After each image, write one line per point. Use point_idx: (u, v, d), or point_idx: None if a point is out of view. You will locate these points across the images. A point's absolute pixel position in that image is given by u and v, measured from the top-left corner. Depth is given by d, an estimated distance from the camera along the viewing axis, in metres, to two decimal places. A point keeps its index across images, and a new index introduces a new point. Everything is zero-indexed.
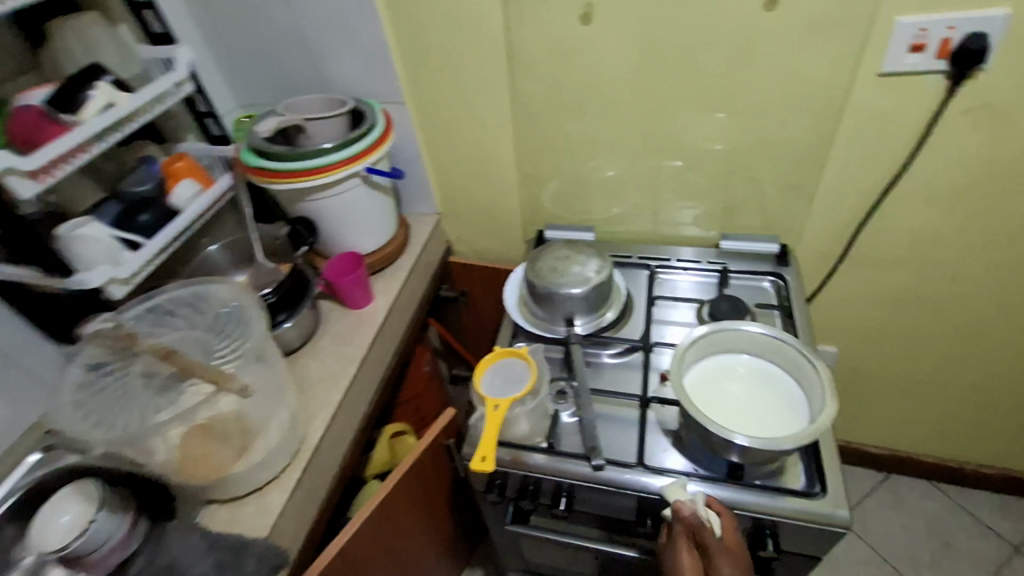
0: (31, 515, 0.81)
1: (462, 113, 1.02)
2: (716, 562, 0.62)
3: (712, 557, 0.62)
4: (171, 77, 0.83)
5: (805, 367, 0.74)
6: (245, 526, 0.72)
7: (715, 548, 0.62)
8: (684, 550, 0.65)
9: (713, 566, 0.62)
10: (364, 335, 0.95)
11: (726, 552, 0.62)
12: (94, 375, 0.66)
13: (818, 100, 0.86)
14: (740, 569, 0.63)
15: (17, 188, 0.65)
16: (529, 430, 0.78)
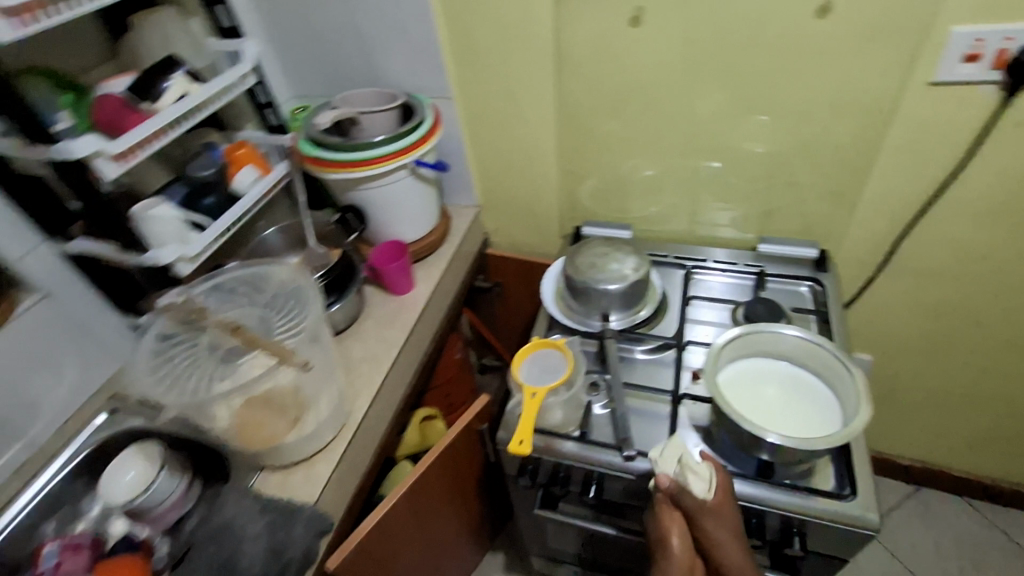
0: (98, 469, 0.89)
1: (507, 110, 1.05)
2: (702, 521, 0.65)
3: (698, 517, 0.65)
4: (238, 68, 0.87)
5: (841, 373, 0.75)
6: (294, 493, 0.77)
7: (699, 512, 0.65)
8: (670, 517, 0.68)
9: (701, 527, 0.65)
10: (406, 320, 0.99)
11: (712, 513, 0.65)
12: (166, 345, 0.72)
13: (866, 107, 0.86)
14: (728, 528, 0.65)
15: (103, 170, 0.72)
16: (563, 419, 0.81)
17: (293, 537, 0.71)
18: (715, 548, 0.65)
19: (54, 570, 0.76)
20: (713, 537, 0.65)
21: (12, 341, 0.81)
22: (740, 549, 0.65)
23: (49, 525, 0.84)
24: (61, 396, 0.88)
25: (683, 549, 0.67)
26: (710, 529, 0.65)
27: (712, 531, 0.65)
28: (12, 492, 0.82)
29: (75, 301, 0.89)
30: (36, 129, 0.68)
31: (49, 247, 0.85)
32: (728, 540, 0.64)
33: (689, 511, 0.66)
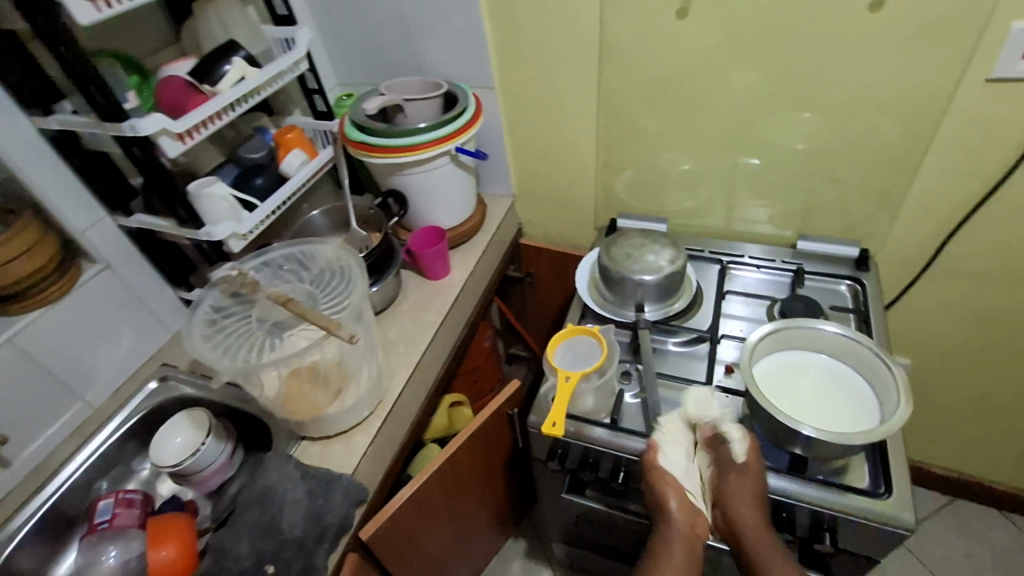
0: (148, 432, 0.94)
1: (548, 100, 1.06)
2: (726, 478, 0.69)
3: (724, 473, 0.70)
4: (292, 55, 0.90)
5: (881, 370, 0.74)
6: (333, 462, 0.80)
7: (726, 464, 0.70)
8: (665, 483, 0.72)
9: (724, 483, 0.69)
10: (442, 304, 1.02)
11: (736, 470, 0.69)
12: (218, 315, 0.77)
13: (915, 104, 0.85)
14: (752, 486, 0.68)
15: (166, 147, 0.75)
16: (594, 405, 0.82)
17: (332, 504, 0.75)
18: (733, 501, 0.68)
19: (109, 524, 0.81)
20: (733, 490, 0.69)
21: (74, 309, 0.87)
22: (757, 510, 0.68)
23: (103, 483, 0.89)
24: (115, 363, 0.94)
25: (681, 512, 0.71)
26: (732, 482, 0.69)
27: (734, 484, 0.69)
28: (71, 450, 0.87)
29: (133, 274, 0.94)
30: (107, 108, 0.71)
31: (112, 222, 0.89)
32: (747, 495, 0.68)
33: (720, 462, 0.71)
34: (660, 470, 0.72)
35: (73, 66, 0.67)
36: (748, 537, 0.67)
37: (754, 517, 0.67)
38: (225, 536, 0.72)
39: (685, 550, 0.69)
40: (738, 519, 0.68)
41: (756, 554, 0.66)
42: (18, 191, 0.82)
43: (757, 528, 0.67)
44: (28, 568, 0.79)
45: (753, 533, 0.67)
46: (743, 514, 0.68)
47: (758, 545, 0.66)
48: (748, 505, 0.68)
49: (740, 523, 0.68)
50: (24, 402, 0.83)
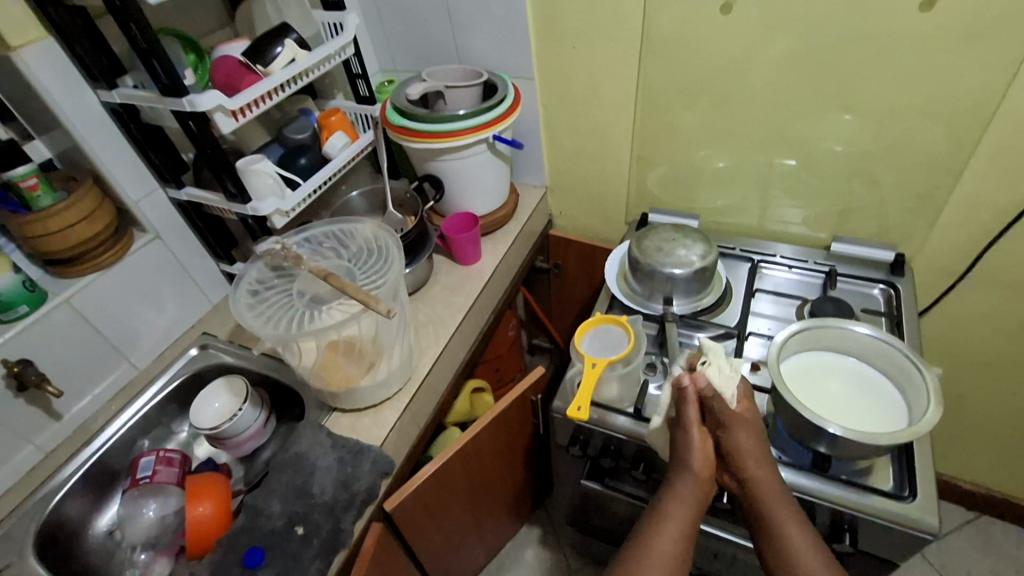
0: (188, 396, 0.98)
1: (585, 92, 1.06)
2: (730, 428, 0.66)
3: (727, 424, 0.66)
4: (340, 40, 0.92)
5: (911, 373, 0.73)
6: (362, 434, 0.83)
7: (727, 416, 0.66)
8: (695, 430, 0.67)
9: (730, 436, 0.66)
10: (471, 288, 1.04)
11: (738, 421, 0.66)
12: (262, 288, 0.81)
13: (961, 108, 0.83)
14: (752, 432, 0.66)
15: (220, 123, 0.79)
16: (619, 394, 0.84)
17: (360, 473, 0.78)
18: (742, 456, 0.65)
19: (150, 479, 0.84)
20: (739, 444, 0.66)
21: (124, 275, 0.91)
22: (767, 465, 0.65)
23: (145, 441, 0.93)
24: (159, 328, 0.99)
25: (701, 464, 0.66)
26: (737, 435, 0.66)
27: (738, 437, 0.66)
28: (116, 410, 0.92)
29: (179, 244, 0.99)
30: (169, 84, 0.75)
31: (164, 194, 0.94)
32: (752, 449, 0.65)
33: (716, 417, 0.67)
34: (691, 420, 0.67)
35: (141, 44, 0.71)
36: (761, 491, 0.64)
37: (764, 475, 0.64)
38: (258, 496, 0.75)
39: (690, 512, 0.63)
40: (749, 475, 0.65)
41: (771, 513, 0.62)
42: (80, 161, 0.86)
43: (769, 486, 0.64)
44: (74, 516, 0.84)
45: (768, 488, 0.64)
46: (752, 470, 0.65)
47: (773, 502, 0.63)
48: (755, 459, 0.65)
49: (754, 478, 0.64)
50: (76, 360, 0.88)
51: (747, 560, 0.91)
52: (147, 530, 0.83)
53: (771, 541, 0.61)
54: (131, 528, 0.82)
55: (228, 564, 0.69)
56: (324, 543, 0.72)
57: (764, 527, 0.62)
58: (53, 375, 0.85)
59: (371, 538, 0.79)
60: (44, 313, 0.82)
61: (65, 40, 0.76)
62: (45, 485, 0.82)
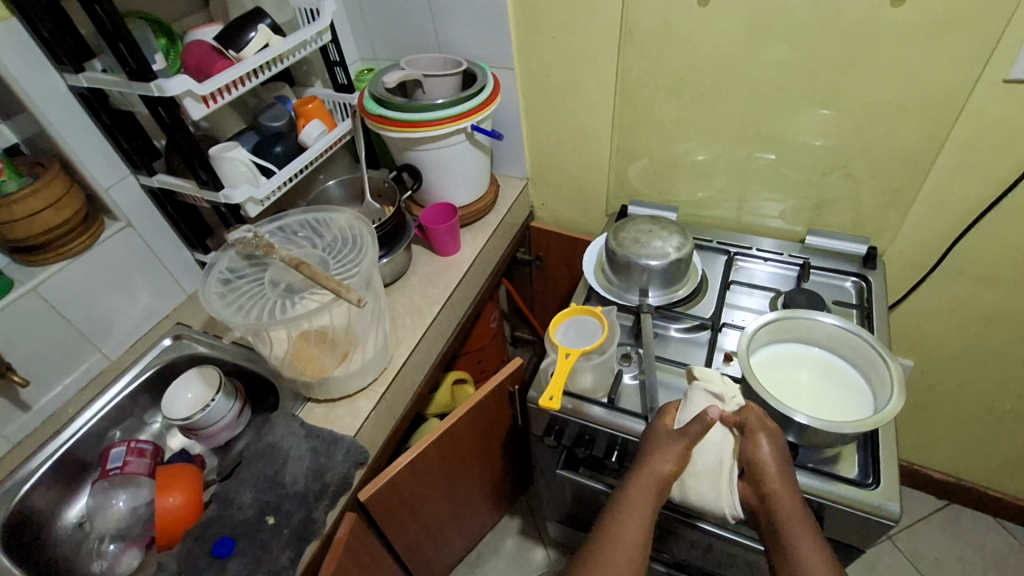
0: (162, 386, 0.97)
1: (565, 83, 1.06)
2: (758, 439, 0.67)
3: (755, 434, 0.67)
4: (316, 26, 0.91)
5: (876, 363, 0.74)
6: (336, 424, 0.83)
7: (757, 426, 0.68)
8: (679, 443, 0.68)
9: (754, 447, 0.67)
10: (450, 279, 1.04)
11: (767, 431, 0.68)
12: (233, 277, 0.80)
13: (932, 103, 0.84)
14: (778, 447, 0.67)
15: (191, 109, 0.78)
16: (593, 384, 0.84)
17: (333, 462, 0.78)
18: (762, 466, 0.66)
19: (121, 469, 0.83)
20: (760, 455, 0.66)
21: (93, 264, 0.90)
22: (787, 477, 0.65)
23: (116, 432, 0.92)
24: (132, 318, 0.97)
25: (671, 465, 0.67)
26: (762, 444, 0.67)
27: (761, 447, 0.67)
28: (87, 401, 0.91)
29: (152, 233, 0.97)
30: (137, 68, 0.73)
31: (136, 180, 0.93)
32: (773, 463, 0.66)
33: (746, 427, 0.68)
34: (694, 437, 0.67)
35: (106, 26, 0.69)
36: (781, 505, 0.64)
37: (786, 492, 0.64)
38: (230, 486, 0.75)
39: (651, 502, 0.65)
40: (770, 489, 0.65)
41: (788, 524, 0.62)
42: (47, 147, 0.84)
43: (789, 504, 0.63)
44: (42, 507, 0.82)
45: (788, 505, 0.63)
46: (772, 482, 0.65)
47: (789, 515, 0.63)
48: (778, 474, 0.65)
49: (773, 492, 0.65)
50: (44, 350, 0.86)
51: (721, 549, 0.92)
52: (117, 521, 0.82)
53: (783, 552, 0.61)
54: (101, 519, 0.81)
55: (197, 554, 0.69)
56: (295, 532, 0.72)
57: (776, 536, 0.63)
58: (22, 365, 0.84)
59: (345, 527, 0.79)
60: (12, 300, 0.81)
61: (29, 20, 0.74)
62: (13, 475, 0.81)
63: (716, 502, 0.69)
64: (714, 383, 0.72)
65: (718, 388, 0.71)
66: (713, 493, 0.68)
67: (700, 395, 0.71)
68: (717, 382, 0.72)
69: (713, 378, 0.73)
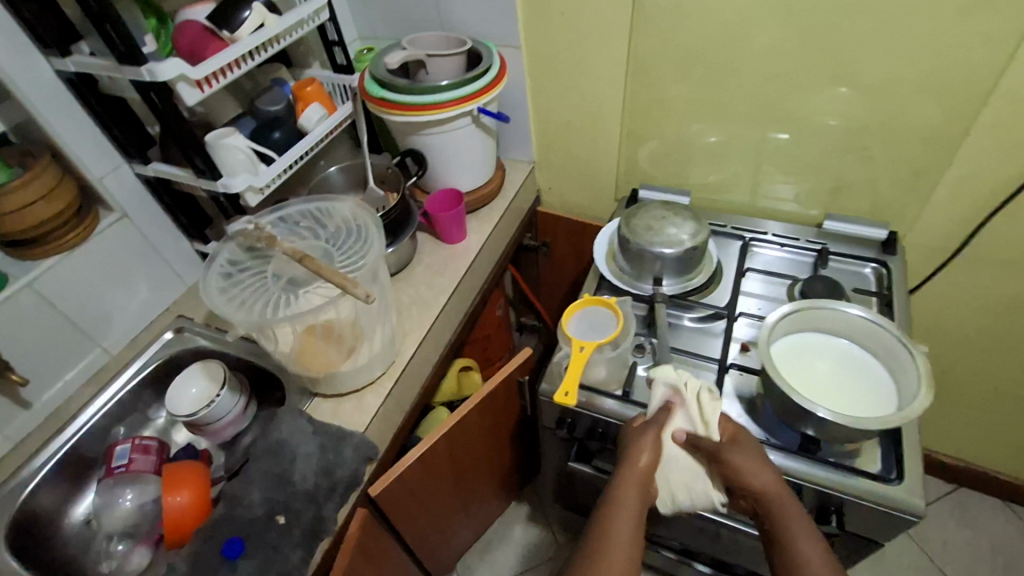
0: (165, 382, 0.95)
1: (574, 63, 1.01)
2: (728, 454, 0.67)
3: (723, 452, 0.67)
4: (313, 5, 0.87)
5: (901, 354, 0.72)
6: (344, 420, 0.81)
7: (716, 448, 0.68)
8: (648, 439, 0.70)
9: (728, 460, 0.67)
10: (457, 268, 1.01)
11: (732, 445, 0.68)
12: (235, 270, 0.77)
13: (959, 80, 0.81)
14: (752, 454, 0.67)
15: (184, 94, 0.74)
16: (606, 376, 0.82)
17: (342, 459, 0.76)
18: (745, 471, 0.66)
19: (127, 468, 0.81)
20: (738, 463, 0.66)
21: (89, 257, 0.87)
22: (773, 476, 0.66)
23: (120, 429, 0.90)
24: (131, 312, 0.95)
25: (646, 462, 0.68)
26: (735, 453, 0.67)
27: (735, 457, 0.67)
28: (90, 396, 0.89)
29: (150, 224, 0.94)
30: (126, 52, 0.69)
31: (130, 170, 0.89)
32: (753, 466, 0.66)
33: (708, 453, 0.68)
34: (663, 424, 0.71)
35: (92, 7, 0.65)
36: (772, 504, 0.64)
37: (775, 491, 0.65)
38: (238, 485, 0.74)
39: (638, 502, 0.65)
40: (758, 492, 0.65)
41: (785, 523, 0.62)
42: (37, 135, 0.81)
43: (781, 502, 0.64)
44: (48, 506, 0.81)
45: (784, 501, 0.64)
46: (759, 485, 0.65)
47: (784, 513, 0.63)
48: (761, 476, 0.65)
49: (761, 492, 0.65)
50: (43, 346, 0.84)
51: (734, 539, 0.91)
52: (126, 518, 0.81)
53: (783, 551, 0.62)
54: (108, 517, 0.80)
55: (207, 554, 0.67)
56: (306, 530, 0.71)
57: (774, 536, 0.63)
58: (21, 361, 0.82)
59: (354, 526, 0.78)
60: (8, 295, 0.78)
61: (11, 1, 0.70)
62: (15, 476, 0.80)
63: (707, 498, 0.70)
64: (673, 377, 0.73)
65: (677, 381, 0.73)
66: (703, 488, 0.70)
67: (662, 393, 0.73)
68: (673, 374, 0.74)
69: (668, 374, 0.74)
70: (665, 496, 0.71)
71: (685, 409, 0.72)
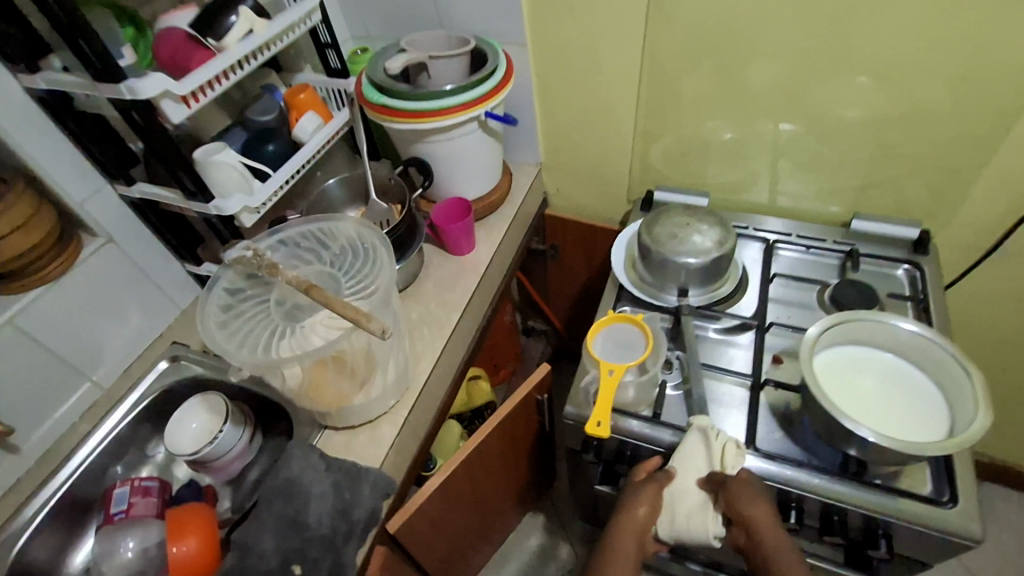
0: (163, 414, 0.90)
1: (586, 60, 0.95)
2: (730, 486, 0.68)
3: (727, 485, 0.68)
4: (304, 6, 0.80)
5: (954, 371, 0.68)
6: (358, 454, 0.76)
7: (722, 476, 0.69)
8: (644, 498, 0.71)
9: (729, 492, 0.68)
10: (468, 282, 0.95)
11: (737, 478, 0.68)
12: (235, 299, 0.72)
13: (989, 64, 0.76)
14: (754, 489, 0.68)
15: (169, 111, 0.67)
16: (635, 397, 0.78)
17: (360, 498, 0.71)
18: (743, 504, 0.66)
19: (126, 513, 0.76)
20: (736, 495, 0.67)
21: (73, 289, 0.81)
22: (768, 511, 0.66)
23: (118, 467, 0.85)
24: (123, 342, 0.89)
25: (642, 513, 0.71)
26: (734, 485, 0.68)
27: (734, 489, 0.68)
28: (83, 434, 0.83)
29: (138, 248, 0.87)
30: (102, 67, 0.62)
31: (112, 192, 0.82)
32: (751, 500, 0.67)
33: (717, 480, 0.69)
34: (663, 484, 0.72)
35: (63, 20, 0.59)
36: (765, 539, 0.65)
37: (770, 526, 0.65)
38: (248, 530, 0.69)
39: (635, 548, 0.70)
40: (754, 525, 0.66)
41: (775, 556, 0.64)
42: (8, 159, 0.74)
43: (774, 538, 0.65)
44: (43, 557, 0.76)
45: (776, 536, 0.65)
46: (755, 518, 0.66)
47: (775, 548, 0.64)
48: (758, 510, 0.66)
49: (756, 525, 0.65)
50: (29, 386, 0.78)
51: None
52: (128, 566, 0.74)
53: None
54: (108, 566, 0.73)
55: None
56: None
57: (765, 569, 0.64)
58: (6, 404, 0.76)
59: (376, 565, 0.73)
60: None
61: None
62: (7, 527, 0.74)
63: (703, 528, 0.70)
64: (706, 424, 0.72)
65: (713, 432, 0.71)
66: (700, 515, 0.71)
67: (694, 436, 0.72)
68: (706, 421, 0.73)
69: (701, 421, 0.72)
70: (666, 518, 0.72)
71: (708, 451, 0.71)
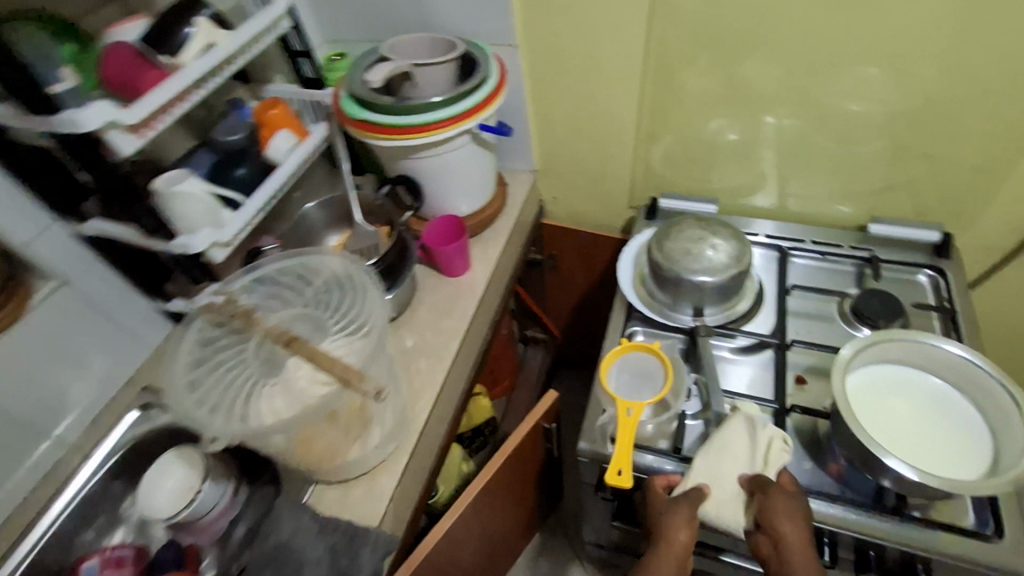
0: (139, 469, 0.82)
1: (581, 61, 0.88)
2: (771, 495, 0.62)
3: (768, 492, 0.63)
4: (271, 13, 0.72)
5: (998, 397, 0.63)
6: (354, 511, 0.69)
7: (763, 482, 0.63)
8: (684, 504, 0.64)
9: (768, 501, 0.62)
10: (465, 306, 0.88)
11: (780, 488, 0.63)
12: (207, 351, 0.63)
13: (1010, 52, 0.70)
14: (794, 504, 0.62)
15: (119, 143, 0.59)
16: (654, 431, 0.73)
17: (359, 562, 0.64)
18: (779, 518, 0.61)
19: None
20: (774, 507, 0.61)
21: (24, 340, 0.72)
22: (804, 534, 0.60)
23: (89, 533, 0.77)
24: (87, 391, 0.80)
25: (681, 530, 0.63)
26: (775, 496, 0.62)
27: (775, 501, 0.62)
28: (45, 500, 0.75)
29: (97, 288, 0.79)
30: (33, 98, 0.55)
31: (63, 229, 0.73)
32: (788, 517, 0.61)
33: (756, 486, 0.64)
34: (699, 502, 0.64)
35: None
36: (794, 561, 0.59)
37: (802, 550, 0.59)
38: None
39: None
40: (785, 543, 0.60)
41: None
42: None
43: (803, 563, 0.59)
44: None
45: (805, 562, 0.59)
46: (788, 537, 0.60)
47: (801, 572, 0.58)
48: (794, 528, 0.60)
49: (788, 544, 0.60)
50: None
51: None
52: None
53: None
54: None
55: None
56: None
57: None
58: None
59: None
60: None
61: None
62: None
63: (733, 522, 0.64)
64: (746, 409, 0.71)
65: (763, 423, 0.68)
66: (731, 508, 0.65)
67: (738, 424, 0.68)
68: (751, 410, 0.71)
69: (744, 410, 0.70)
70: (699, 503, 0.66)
71: (751, 445, 0.67)
